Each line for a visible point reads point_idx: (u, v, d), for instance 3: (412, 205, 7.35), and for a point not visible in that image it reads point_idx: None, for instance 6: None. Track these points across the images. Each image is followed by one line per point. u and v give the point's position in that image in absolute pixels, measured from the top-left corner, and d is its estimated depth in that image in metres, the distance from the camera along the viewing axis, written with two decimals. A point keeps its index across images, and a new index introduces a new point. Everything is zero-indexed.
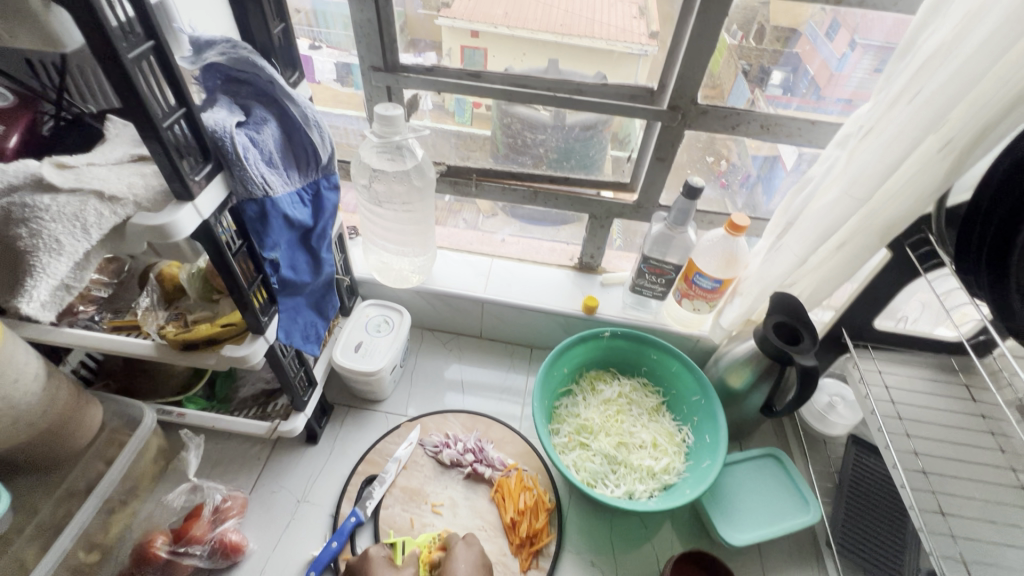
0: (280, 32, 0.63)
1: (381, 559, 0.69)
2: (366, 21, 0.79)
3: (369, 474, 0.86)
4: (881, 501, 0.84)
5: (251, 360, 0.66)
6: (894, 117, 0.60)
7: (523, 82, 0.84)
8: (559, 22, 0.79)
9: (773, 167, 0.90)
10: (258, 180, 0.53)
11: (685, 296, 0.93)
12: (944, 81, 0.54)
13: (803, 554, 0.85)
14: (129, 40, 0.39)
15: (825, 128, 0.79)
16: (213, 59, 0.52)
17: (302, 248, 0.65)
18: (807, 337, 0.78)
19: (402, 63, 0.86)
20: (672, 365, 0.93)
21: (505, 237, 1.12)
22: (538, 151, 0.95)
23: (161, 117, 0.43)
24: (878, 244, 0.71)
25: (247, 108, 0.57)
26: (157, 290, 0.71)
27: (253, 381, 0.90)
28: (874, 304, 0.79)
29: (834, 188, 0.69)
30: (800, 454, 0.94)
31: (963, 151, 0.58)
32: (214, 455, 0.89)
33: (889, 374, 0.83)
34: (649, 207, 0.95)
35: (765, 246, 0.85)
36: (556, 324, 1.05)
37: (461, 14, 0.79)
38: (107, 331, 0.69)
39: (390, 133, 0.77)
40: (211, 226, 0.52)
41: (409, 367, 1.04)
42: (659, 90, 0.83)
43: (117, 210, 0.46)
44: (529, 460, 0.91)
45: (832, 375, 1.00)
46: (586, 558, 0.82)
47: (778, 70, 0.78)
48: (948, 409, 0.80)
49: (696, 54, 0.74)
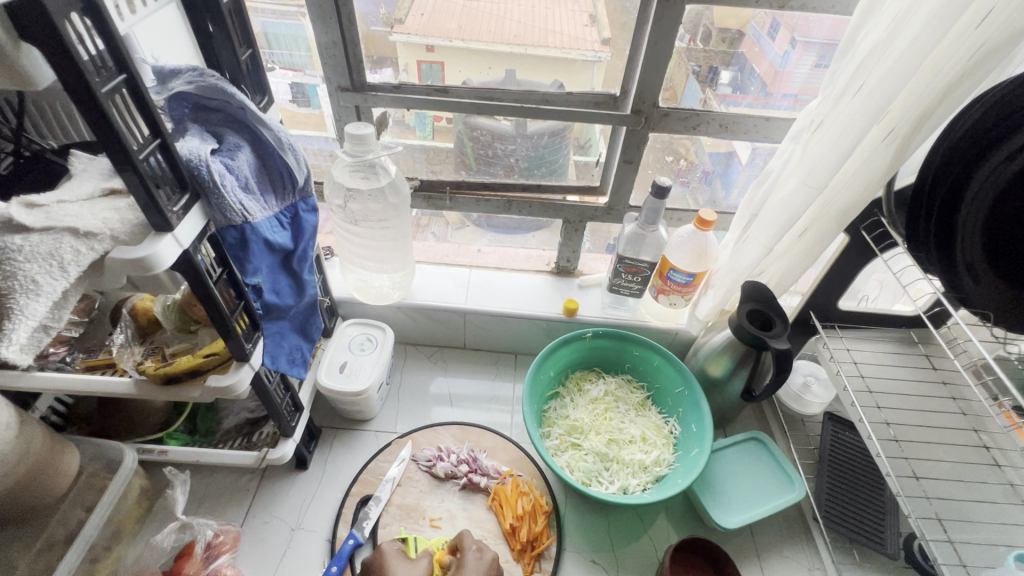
0: (247, 58, 0.64)
1: (396, 553, 0.71)
2: (331, 42, 0.79)
3: (363, 494, 0.86)
4: (859, 472, 0.88)
5: (238, 388, 0.64)
6: (841, 110, 0.65)
7: (489, 95, 0.86)
8: (514, 33, 0.81)
9: (729, 162, 0.95)
10: (236, 207, 0.54)
11: (661, 292, 0.96)
12: (883, 74, 0.59)
13: (791, 530, 0.88)
14: (101, 74, 0.39)
15: (780, 123, 0.84)
16: (180, 88, 0.52)
17: (283, 271, 0.66)
18: (779, 322, 0.82)
19: (368, 82, 0.86)
20: (654, 360, 0.95)
21: (481, 247, 1.14)
22: (507, 160, 0.97)
23: (137, 149, 0.43)
24: (837, 229, 0.75)
25: (219, 135, 0.56)
26: (132, 325, 0.68)
27: (236, 411, 0.87)
28: (837, 287, 0.84)
29: (792, 179, 0.73)
30: (781, 434, 0.97)
31: (905, 138, 0.63)
32: (199, 492, 0.86)
33: (857, 351, 0.87)
34: (621, 208, 0.98)
35: (733, 239, 0.88)
36: (539, 329, 1.06)
37: (415, 29, 0.80)
38: (80, 371, 0.66)
39: (362, 152, 0.77)
40: (192, 256, 0.51)
41: (395, 383, 1.04)
42: (621, 95, 0.86)
43: (94, 245, 0.46)
44: (522, 465, 0.91)
45: (804, 356, 1.04)
46: (587, 555, 0.84)
47: (727, 70, 0.82)
48: (912, 379, 0.85)
49: (654, 61, 0.78)
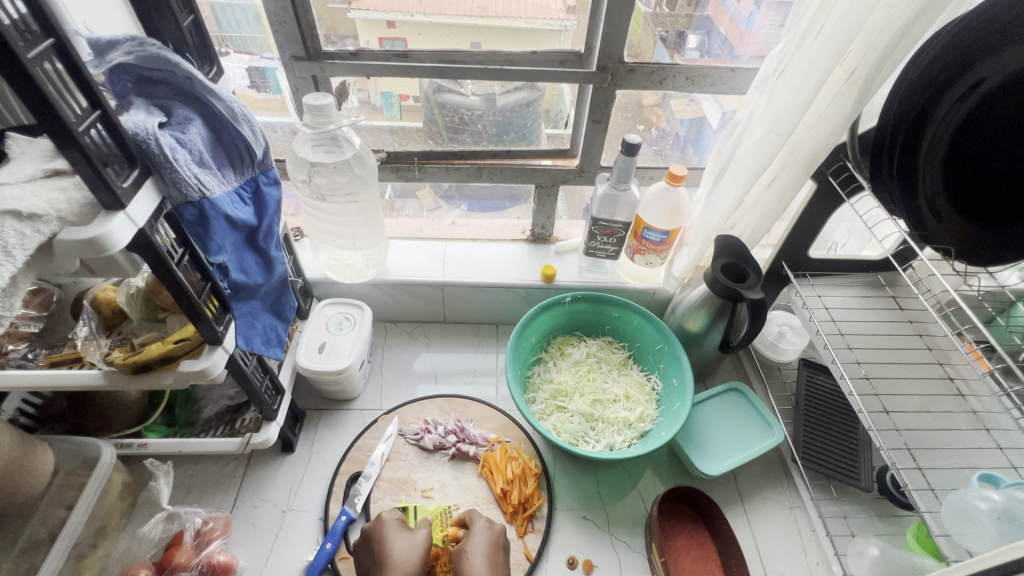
0: (190, 25, 0.60)
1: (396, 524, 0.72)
2: (280, 9, 0.75)
3: (353, 472, 0.86)
4: (832, 413, 0.92)
5: (213, 372, 0.63)
6: (804, 54, 0.65)
7: (452, 58, 0.83)
8: (476, 5, 0.79)
9: (701, 128, 0.95)
10: (192, 181, 0.52)
11: (637, 252, 0.96)
12: (842, 14, 0.59)
13: (772, 472, 0.92)
14: (26, 39, 0.37)
15: (745, 75, 0.83)
16: (120, 60, 0.49)
17: (250, 249, 0.63)
18: (752, 273, 0.83)
19: (325, 51, 0.83)
20: (633, 320, 0.96)
21: (455, 220, 1.13)
22: (476, 127, 0.95)
23: (76, 122, 0.40)
24: (804, 176, 0.76)
25: (166, 108, 0.53)
26: (95, 316, 0.65)
27: (215, 400, 0.85)
28: (807, 235, 0.85)
29: (759, 128, 0.73)
30: (760, 383, 1.00)
31: (866, 78, 0.64)
32: (184, 482, 0.85)
33: (829, 297, 0.90)
34: (592, 169, 0.98)
35: (704, 193, 0.89)
36: (518, 298, 1.06)
37: (374, 4, 0.78)
38: (44, 368, 0.64)
39: (323, 124, 0.74)
40: (149, 234, 0.49)
41: (377, 361, 1.03)
42: (586, 53, 0.85)
43: (39, 228, 0.43)
44: (510, 431, 0.92)
45: (778, 307, 1.07)
46: (577, 513, 0.86)
47: (693, 34, 0.83)
48: (882, 321, 0.88)
49: (617, 15, 0.76)
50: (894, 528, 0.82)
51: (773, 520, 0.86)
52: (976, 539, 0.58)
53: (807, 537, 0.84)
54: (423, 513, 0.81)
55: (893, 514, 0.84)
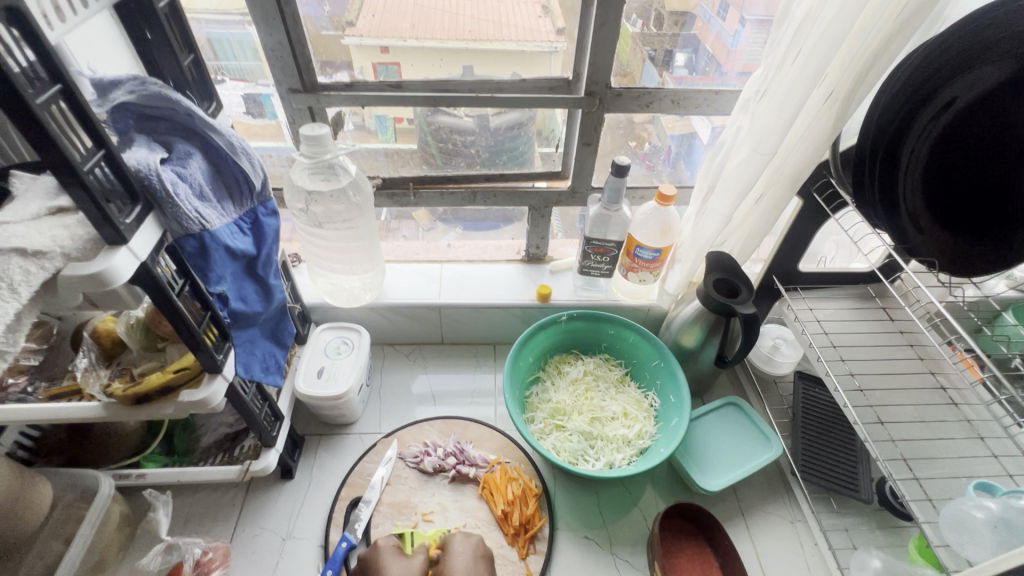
0: (191, 63, 0.63)
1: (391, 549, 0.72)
2: (277, 44, 0.78)
3: (352, 497, 0.85)
4: (829, 425, 0.93)
5: (212, 401, 0.63)
6: (783, 77, 0.68)
7: (444, 87, 0.86)
8: (467, 29, 0.81)
9: (691, 143, 0.97)
10: (192, 215, 0.53)
11: (630, 270, 0.98)
12: (817, 40, 0.62)
13: (772, 487, 0.92)
14: (35, 86, 0.38)
15: (729, 96, 0.87)
16: (122, 99, 0.51)
17: (248, 278, 0.65)
18: (744, 289, 0.84)
19: (320, 82, 0.85)
20: (629, 337, 0.97)
21: (450, 242, 1.14)
22: (469, 152, 0.97)
23: (81, 162, 0.42)
24: (790, 192, 0.78)
25: (168, 143, 0.55)
26: (95, 347, 0.65)
27: (214, 428, 0.86)
28: (795, 251, 0.87)
29: (744, 148, 0.75)
30: (757, 398, 1.01)
31: (844, 99, 0.66)
32: (183, 512, 0.85)
33: (820, 310, 0.91)
34: (584, 190, 1.00)
35: (694, 211, 0.91)
36: (515, 317, 1.07)
37: (367, 30, 0.80)
38: (44, 401, 0.64)
39: (320, 153, 0.76)
40: (151, 267, 0.50)
41: (376, 384, 1.04)
42: (574, 78, 0.88)
43: (44, 264, 0.44)
44: (509, 451, 0.93)
45: (772, 320, 1.08)
46: (579, 532, 0.85)
47: (681, 52, 0.85)
48: (873, 332, 0.89)
49: (603, 43, 0.79)
50: (896, 540, 0.82)
51: (774, 535, 0.86)
52: (975, 550, 0.59)
53: (809, 551, 0.84)
54: (422, 538, 0.79)
55: (895, 525, 0.84)
